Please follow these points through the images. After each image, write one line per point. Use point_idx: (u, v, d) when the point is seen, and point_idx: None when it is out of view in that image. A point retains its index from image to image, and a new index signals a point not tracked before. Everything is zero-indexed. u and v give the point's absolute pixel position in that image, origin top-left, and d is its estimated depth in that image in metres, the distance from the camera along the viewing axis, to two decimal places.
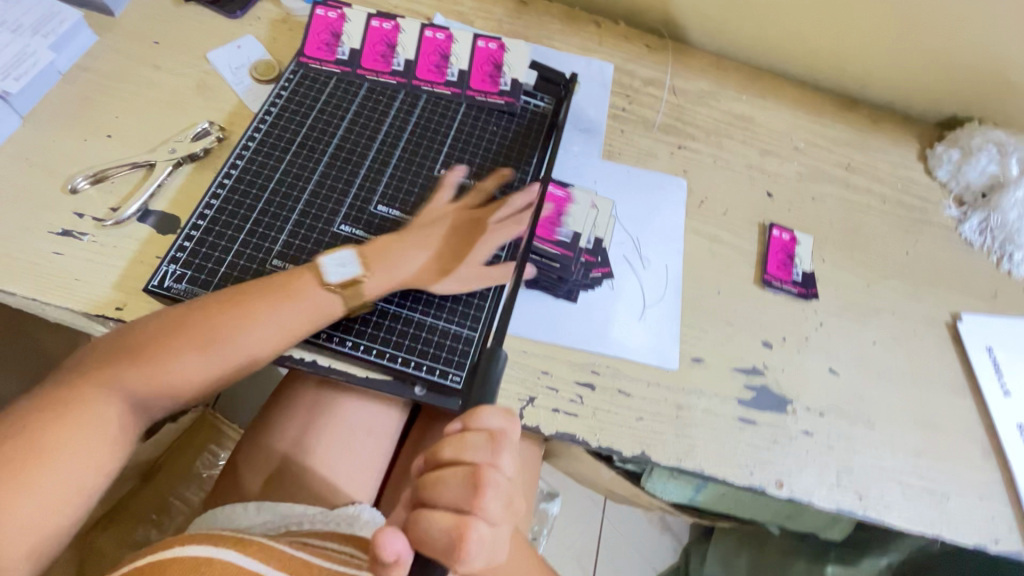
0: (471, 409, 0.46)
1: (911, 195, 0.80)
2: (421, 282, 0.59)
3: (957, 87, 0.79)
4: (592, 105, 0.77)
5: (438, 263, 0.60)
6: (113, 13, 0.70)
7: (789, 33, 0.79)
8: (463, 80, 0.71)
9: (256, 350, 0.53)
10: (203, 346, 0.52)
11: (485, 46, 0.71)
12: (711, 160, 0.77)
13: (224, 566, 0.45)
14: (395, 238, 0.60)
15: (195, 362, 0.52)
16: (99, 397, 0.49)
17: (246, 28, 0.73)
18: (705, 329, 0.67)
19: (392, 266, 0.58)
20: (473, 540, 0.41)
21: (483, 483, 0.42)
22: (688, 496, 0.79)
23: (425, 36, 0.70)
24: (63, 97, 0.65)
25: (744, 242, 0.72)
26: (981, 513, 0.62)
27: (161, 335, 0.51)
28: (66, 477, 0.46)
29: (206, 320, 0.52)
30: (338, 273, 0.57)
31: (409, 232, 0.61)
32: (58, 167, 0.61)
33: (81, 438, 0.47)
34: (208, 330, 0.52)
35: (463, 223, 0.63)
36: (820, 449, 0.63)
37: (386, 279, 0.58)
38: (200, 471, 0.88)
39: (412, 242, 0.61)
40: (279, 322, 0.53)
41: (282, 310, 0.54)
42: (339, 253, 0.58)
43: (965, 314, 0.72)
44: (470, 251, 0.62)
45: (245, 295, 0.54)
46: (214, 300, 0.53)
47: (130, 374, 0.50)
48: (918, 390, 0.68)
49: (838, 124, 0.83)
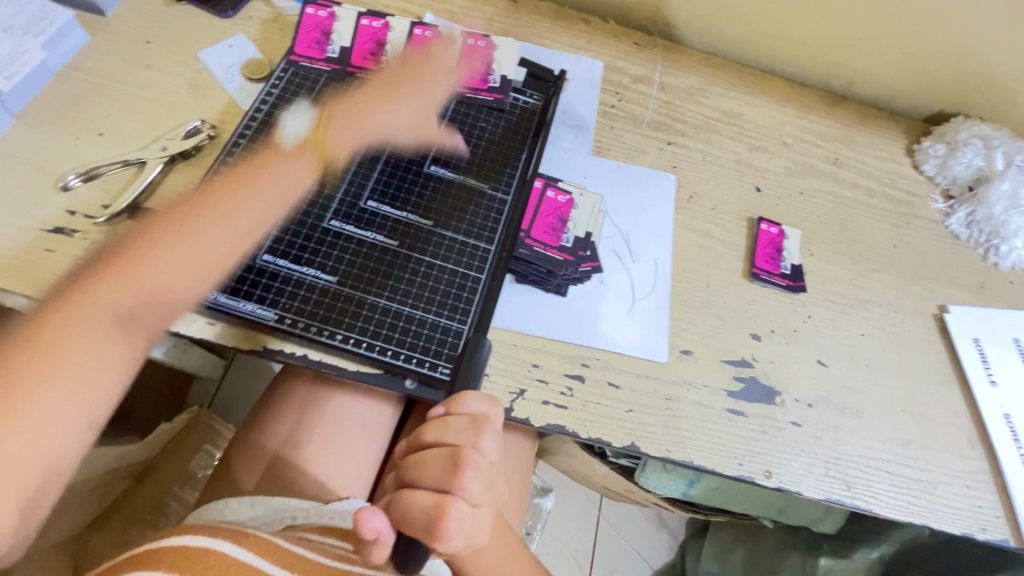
0: (455, 394, 0.47)
1: (898, 189, 0.81)
2: (380, 126, 0.66)
3: (942, 82, 0.79)
4: (581, 101, 0.78)
5: (392, 112, 0.67)
6: (104, 13, 0.71)
7: (776, 30, 0.80)
8: (453, 77, 0.71)
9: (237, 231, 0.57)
10: (169, 255, 0.54)
11: (474, 44, 0.72)
12: (700, 155, 0.77)
13: (221, 557, 0.46)
14: (347, 100, 0.67)
15: (168, 275, 0.53)
16: (82, 315, 0.49)
17: (237, 27, 0.74)
18: (694, 322, 0.67)
19: (351, 120, 0.65)
20: (452, 518, 0.42)
21: (463, 463, 0.43)
22: (681, 492, 0.77)
23: (413, 34, 0.72)
24: (55, 95, 0.65)
25: (732, 236, 0.73)
26: (968, 502, 0.63)
27: (131, 247, 0.53)
28: (63, 395, 0.47)
29: (168, 228, 0.55)
30: (297, 129, 0.65)
31: (360, 94, 0.67)
32: (50, 165, 0.61)
33: (72, 358, 0.48)
34: (176, 240, 0.54)
35: (410, 67, 0.69)
36: (808, 440, 0.63)
37: (344, 113, 0.66)
38: (195, 470, 0.88)
39: (364, 97, 0.67)
40: (241, 217, 0.57)
41: (241, 207, 0.57)
42: (298, 113, 0.66)
43: (952, 306, 0.73)
44: (417, 95, 0.68)
45: (203, 202, 0.57)
46: (173, 211, 0.56)
47: (107, 287, 0.51)
48: (906, 381, 0.68)
49: (826, 119, 0.84)
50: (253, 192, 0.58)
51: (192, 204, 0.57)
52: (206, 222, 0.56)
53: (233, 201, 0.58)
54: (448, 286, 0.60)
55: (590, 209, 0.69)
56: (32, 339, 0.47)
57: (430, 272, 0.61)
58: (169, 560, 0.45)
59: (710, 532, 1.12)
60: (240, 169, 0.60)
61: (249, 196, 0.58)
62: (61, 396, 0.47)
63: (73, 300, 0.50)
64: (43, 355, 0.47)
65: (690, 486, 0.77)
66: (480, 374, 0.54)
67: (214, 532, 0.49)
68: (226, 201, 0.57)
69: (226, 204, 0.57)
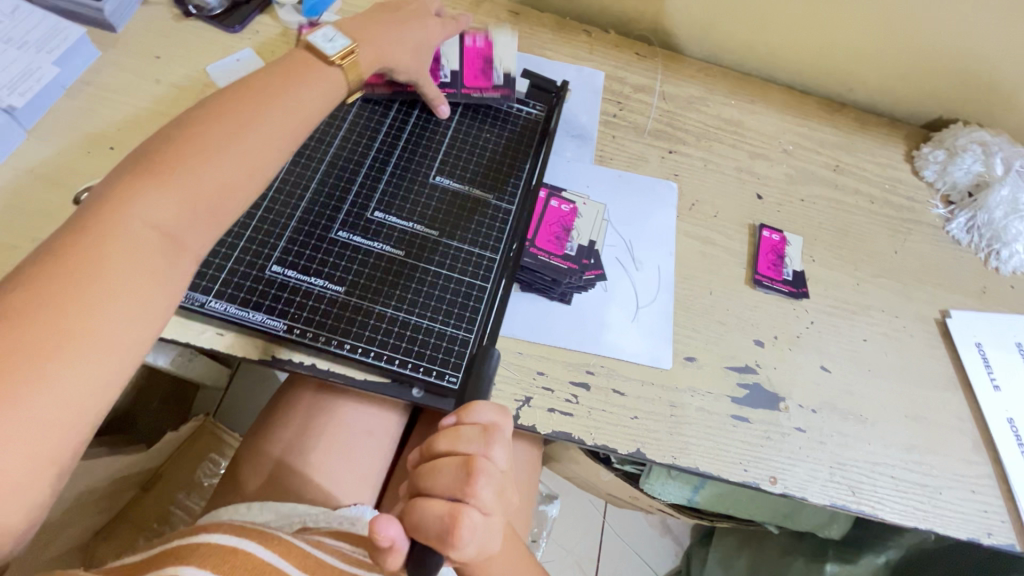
0: (465, 404, 0.48)
1: (898, 195, 0.81)
2: (391, 56, 0.63)
3: (941, 89, 0.80)
4: (584, 111, 0.79)
5: (403, 42, 0.64)
6: (114, 29, 0.72)
7: (775, 39, 0.81)
8: (456, 81, 0.72)
9: (268, 138, 0.50)
10: (199, 166, 0.45)
11: (473, 45, 0.73)
12: (702, 163, 0.78)
13: (248, 557, 0.47)
14: (361, 23, 0.62)
15: (200, 186, 0.45)
16: (119, 227, 0.41)
17: (244, 41, 0.75)
18: (698, 329, 0.68)
19: (369, 42, 0.61)
20: (466, 527, 0.42)
21: (475, 472, 0.43)
22: (687, 498, 0.78)
23: (466, 46, 0.73)
24: (66, 111, 0.66)
25: (734, 243, 0.74)
26: (973, 506, 0.63)
27: (159, 153, 0.45)
28: (126, 314, 0.40)
29: (205, 137, 0.46)
30: (333, 48, 0.58)
31: (372, 20, 0.63)
32: (63, 179, 0.62)
33: (131, 272, 0.40)
34: (204, 150, 0.46)
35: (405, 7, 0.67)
36: (813, 445, 0.64)
37: (368, 40, 0.61)
38: (201, 479, 0.89)
39: (376, 23, 0.63)
40: (274, 129, 0.51)
41: (274, 116, 0.51)
42: (320, 31, 0.58)
43: (954, 310, 0.74)
44: (420, 31, 0.67)
45: (226, 111, 0.49)
46: (197, 122, 0.47)
47: (157, 194, 0.43)
48: (909, 386, 0.69)
49: (826, 126, 0.84)
50: (285, 104, 0.52)
51: (213, 111, 0.48)
52: (236, 134, 0.48)
53: (259, 111, 0.50)
54: (455, 295, 0.61)
55: (593, 218, 0.70)
56: (84, 254, 0.39)
57: (436, 282, 0.62)
58: (199, 554, 0.45)
59: (715, 538, 1.12)
60: (265, 77, 0.53)
61: (280, 106, 0.52)
62: (126, 316, 0.40)
63: (101, 211, 0.41)
64: (82, 274, 0.38)
65: (695, 492, 0.77)
66: (490, 385, 0.54)
67: (242, 532, 0.49)
68: (250, 112, 0.50)
69: (255, 114, 0.50)
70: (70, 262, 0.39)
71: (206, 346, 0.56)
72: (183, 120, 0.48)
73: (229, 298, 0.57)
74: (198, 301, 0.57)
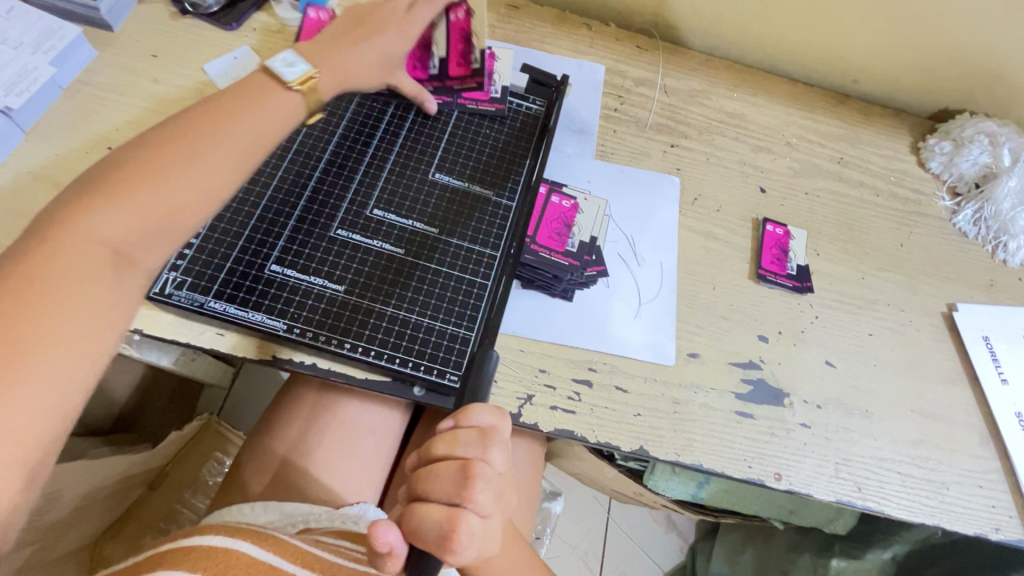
0: (464, 406, 0.47)
1: (905, 187, 0.80)
2: (360, 75, 0.60)
3: (946, 79, 0.79)
4: (584, 106, 0.78)
5: (372, 57, 0.60)
6: (111, 28, 0.72)
7: (778, 30, 0.80)
8: (443, 72, 0.69)
9: (234, 151, 0.48)
10: (155, 185, 0.44)
11: (455, 18, 0.64)
12: (705, 157, 0.77)
13: (240, 557, 0.47)
14: (321, 48, 0.58)
15: (160, 204, 0.43)
16: (77, 243, 0.40)
17: (241, 39, 0.74)
18: (701, 325, 0.67)
19: (329, 65, 0.57)
20: (464, 532, 0.42)
21: (473, 476, 0.43)
22: (692, 494, 0.76)
23: (449, 21, 0.64)
24: (64, 111, 0.66)
25: (738, 237, 0.73)
26: (981, 501, 0.63)
27: (116, 172, 0.43)
28: (83, 336, 0.38)
29: (163, 155, 0.45)
30: (293, 72, 0.54)
31: (333, 41, 0.59)
32: (61, 179, 0.62)
33: (89, 293, 0.39)
34: (161, 167, 0.44)
35: (378, 14, 0.61)
36: (818, 441, 0.63)
37: (327, 64, 0.57)
38: (206, 478, 0.90)
39: (337, 42, 0.59)
40: (240, 144, 0.49)
41: (241, 132, 0.49)
42: (280, 55, 0.55)
43: (961, 304, 0.73)
44: (394, 38, 0.61)
45: (187, 131, 0.47)
46: (166, 136, 0.46)
47: (112, 212, 0.41)
48: (916, 380, 0.68)
49: (831, 118, 0.83)
50: (249, 120, 0.50)
51: (177, 128, 0.47)
52: (199, 152, 0.46)
53: (223, 126, 0.48)
54: (455, 293, 0.61)
55: (594, 214, 0.69)
56: (37, 271, 0.38)
57: (435, 280, 0.61)
58: (191, 556, 0.45)
59: (720, 533, 1.11)
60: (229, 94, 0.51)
61: (245, 119, 0.50)
62: (86, 336, 0.39)
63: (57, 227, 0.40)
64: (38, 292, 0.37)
65: (699, 488, 0.76)
66: (486, 390, 0.53)
67: (236, 533, 0.49)
68: (214, 128, 0.48)
69: (218, 129, 0.48)
70: (27, 281, 0.37)
71: (207, 346, 0.56)
72: (144, 138, 0.46)
73: (228, 298, 0.57)
74: (197, 301, 0.56)
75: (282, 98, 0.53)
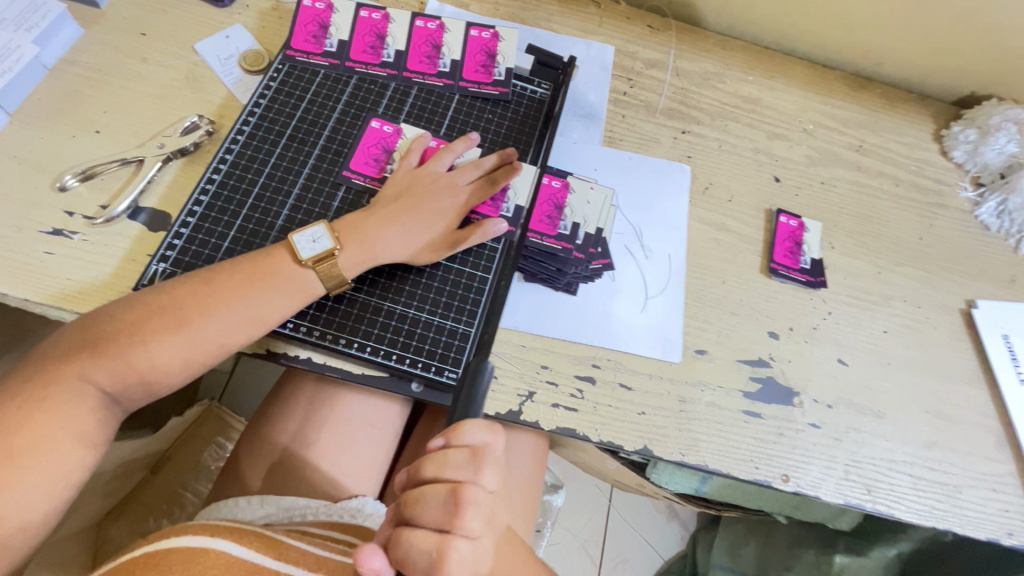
0: (454, 424, 0.44)
1: (926, 176, 0.77)
2: (402, 253, 0.58)
3: (974, 65, 0.75)
4: (592, 89, 0.75)
5: (413, 237, 0.58)
6: (98, 4, 0.68)
7: (798, 11, 0.75)
8: (516, 216, 0.63)
9: (243, 319, 0.52)
10: (135, 356, 0.49)
11: (478, 35, 0.69)
12: (717, 144, 0.74)
13: (219, 557, 0.45)
14: (363, 214, 0.58)
15: (190, 342, 0.51)
16: (65, 397, 0.48)
17: (234, 16, 0.71)
18: (710, 321, 0.65)
19: (362, 239, 0.56)
20: (454, 559, 0.42)
21: (463, 502, 0.42)
22: (693, 488, 0.72)
23: (470, 35, 0.69)
24: (49, 91, 0.63)
25: (751, 229, 0.70)
26: (994, 506, 0.61)
27: (109, 336, 0.49)
28: (48, 479, 0.46)
29: (152, 331, 0.50)
30: (310, 248, 0.55)
31: (380, 212, 0.58)
32: (47, 164, 0.60)
33: (61, 436, 0.47)
34: (146, 342, 0.50)
35: (422, 186, 0.61)
36: (828, 442, 0.61)
37: (355, 237, 0.56)
38: (208, 462, 0.85)
39: (383, 217, 0.58)
40: (225, 331, 0.52)
41: (258, 299, 0.52)
42: (309, 228, 0.56)
43: (981, 301, 0.70)
44: (436, 216, 0.60)
45: (234, 279, 0.52)
46: (199, 287, 0.52)
47: (101, 371, 0.49)
48: (929, 380, 0.66)
49: (850, 104, 0.80)
50: (276, 285, 0.53)
51: (211, 279, 0.52)
52: (213, 310, 0.51)
53: (212, 314, 0.51)
54: (453, 288, 0.59)
55: (601, 204, 0.66)
56: (34, 403, 0.47)
57: (435, 275, 0.59)
58: (163, 563, 0.43)
59: (722, 524, 1.10)
60: (234, 272, 0.53)
61: (239, 309, 0.52)
62: (49, 477, 0.46)
63: (83, 356, 0.49)
64: (16, 430, 0.45)
65: (703, 483, 0.71)
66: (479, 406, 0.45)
67: (214, 531, 0.47)
68: (202, 312, 0.51)
69: (208, 317, 0.51)
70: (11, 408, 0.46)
71: None
72: (190, 282, 0.52)
73: None
74: None
75: (287, 287, 0.53)
